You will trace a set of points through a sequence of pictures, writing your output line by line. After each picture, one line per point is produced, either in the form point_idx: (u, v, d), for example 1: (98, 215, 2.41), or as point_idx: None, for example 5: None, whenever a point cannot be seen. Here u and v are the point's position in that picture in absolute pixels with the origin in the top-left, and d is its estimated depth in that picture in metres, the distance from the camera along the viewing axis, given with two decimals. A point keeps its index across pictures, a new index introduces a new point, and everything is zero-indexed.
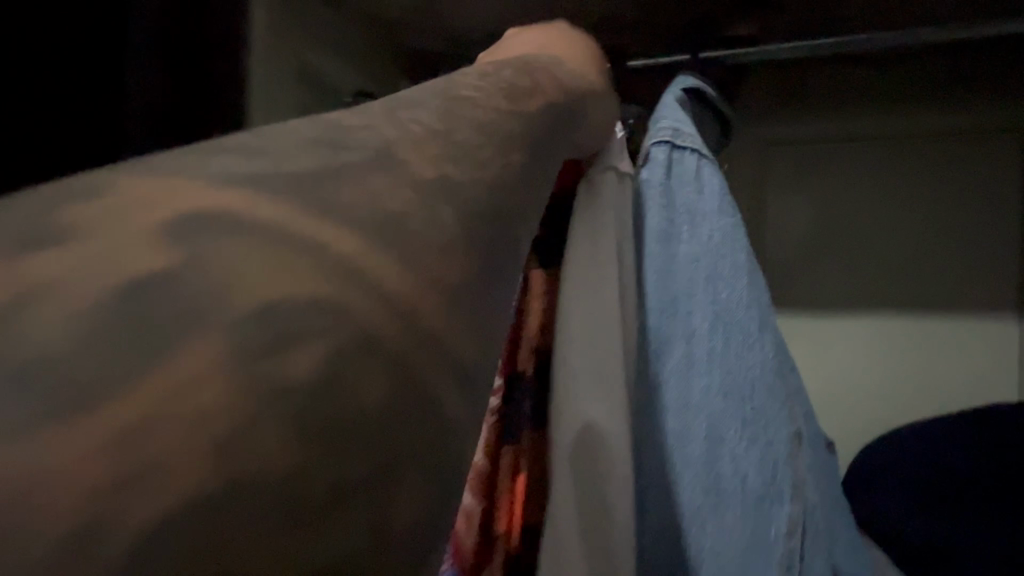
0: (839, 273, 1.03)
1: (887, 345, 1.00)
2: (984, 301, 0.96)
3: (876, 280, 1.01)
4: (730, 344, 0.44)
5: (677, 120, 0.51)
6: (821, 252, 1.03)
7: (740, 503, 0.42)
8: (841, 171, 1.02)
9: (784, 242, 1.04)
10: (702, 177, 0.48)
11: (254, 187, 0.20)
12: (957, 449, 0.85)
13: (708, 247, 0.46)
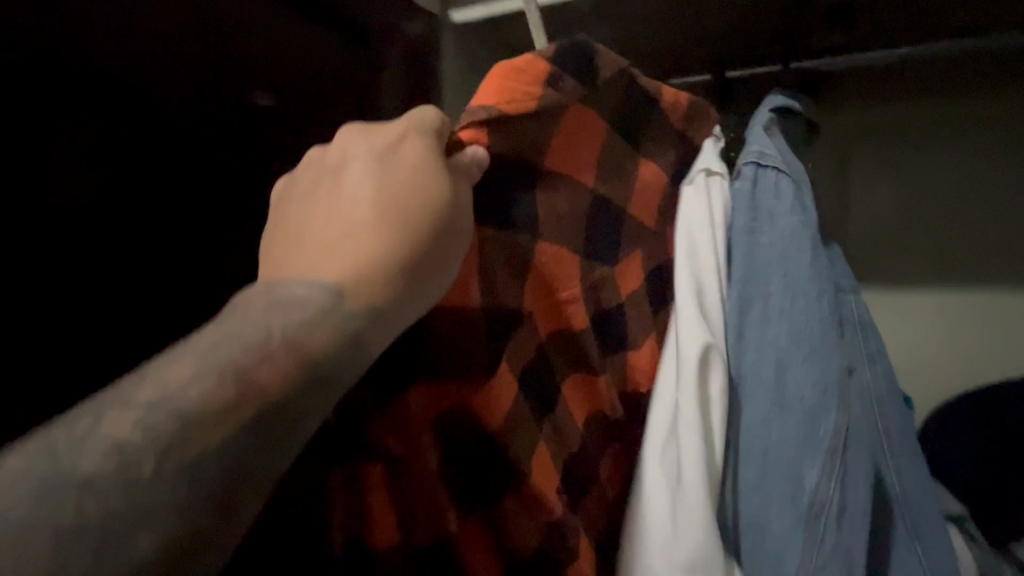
0: (915, 273, 0.95)
1: (965, 316, 0.92)
2: None
3: (947, 268, 0.93)
4: (796, 307, 0.55)
5: (762, 142, 0.61)
6: (896, 245, 0.95)
7: (796, 410, 0.53)
8: (907, 153, 0.93)
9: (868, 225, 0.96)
10: (781, 189, 0.59)
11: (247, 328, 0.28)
12: None
13: (785, 235, 0.57)
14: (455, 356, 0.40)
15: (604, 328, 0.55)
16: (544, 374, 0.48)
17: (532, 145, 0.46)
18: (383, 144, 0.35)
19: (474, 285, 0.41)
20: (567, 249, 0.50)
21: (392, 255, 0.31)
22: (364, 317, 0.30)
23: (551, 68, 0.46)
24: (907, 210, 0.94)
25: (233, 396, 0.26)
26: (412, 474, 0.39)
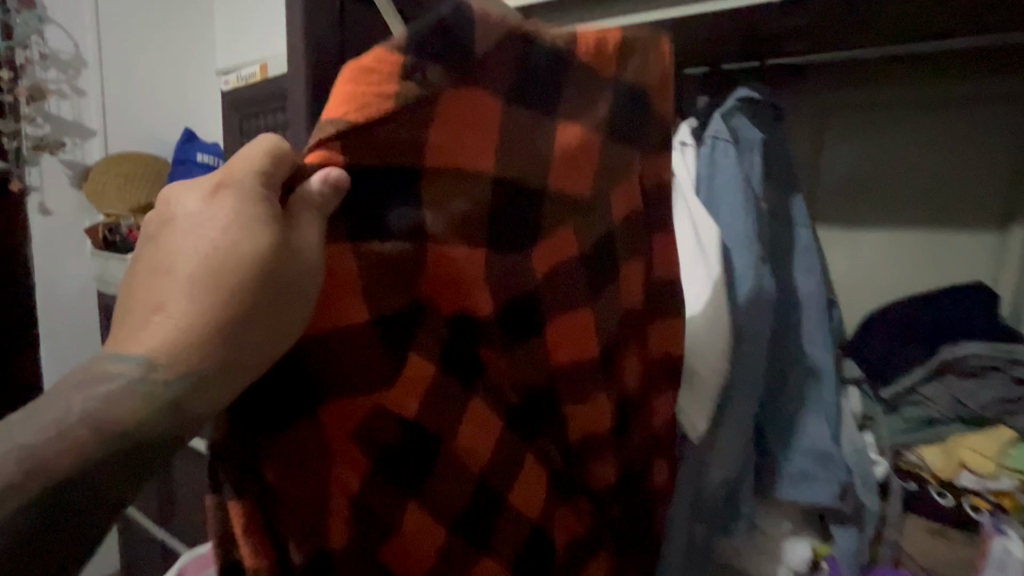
0: (886, 221, 0.94)
1: (909, 247, 0.93)
2: (988, 213, 0.87)
3: (929, 208, 0.91)
4: (730, 202, 0.69)
5: (717, 125, 0.73)
6: (862, 201, 0.95)
7: (729, 276, 0.69)
8: (874, 109, 0.92)
9: (840, 174, 0.96)
10: (720, 152, 0.71)
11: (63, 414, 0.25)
12: (955, 311, 0.81)
13: (721, 162, 0.71)
14: (345, 364, 0.37)
15: (517, 314, 0.47)
16: (454, 352, 0.43)
17: (400, 145, 0.38)
18: (198, 204, 0.31)
19: (354, 299, 0.37)
20: (472, 243, 0.43)
21: (222, 325, 0.29)
22: (187, 381, 0.28)
23: (404, 59, 0.38)
24: (877, 161, 0.93)
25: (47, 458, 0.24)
26: (314, 461, 0.36)
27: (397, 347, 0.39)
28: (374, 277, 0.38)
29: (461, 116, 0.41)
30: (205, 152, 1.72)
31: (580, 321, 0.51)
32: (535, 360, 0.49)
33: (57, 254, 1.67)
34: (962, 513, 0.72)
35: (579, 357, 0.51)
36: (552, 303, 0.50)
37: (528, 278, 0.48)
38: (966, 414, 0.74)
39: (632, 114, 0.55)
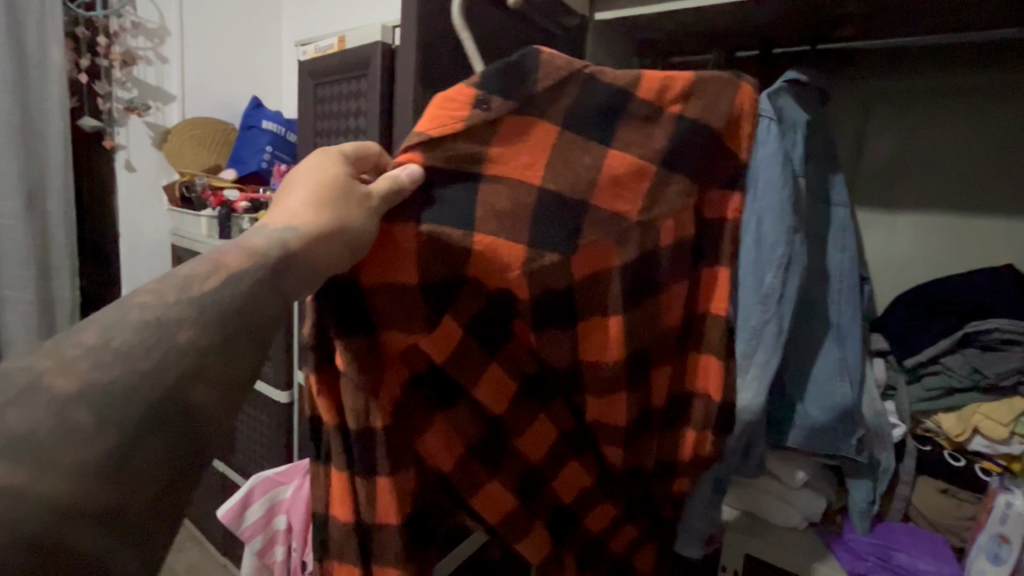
0: (924, 206, 0.98)
1: (945, 231, 0.96)
2: None
3: (962, 194, 0.94)
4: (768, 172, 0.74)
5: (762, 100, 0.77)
6: (902, 185, 0.99)
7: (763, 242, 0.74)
8: (920, 96, 0.96)
9: (884, 160, 1.00)
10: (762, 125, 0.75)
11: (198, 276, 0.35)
12: (981, 290, 0.84)
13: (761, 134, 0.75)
14: (397, 314, 0.52)
15: (550, 308, 0.57)
16: (485, 316, 0.57)
17: (460, 158, 0.51)
18: (318, 161, 0.48)
19: (405, 266, 0.50)
20: (515, 243, 0.53)
21: (322, 216, 0.44)
22: (298, 237, 0.42)
23: (478, 93, 0.50)
24: (911, 148, 0.97)
25: (213, 268, 0.36)
26: (367, 375, 0.53)
27: (437, 310, 0.54)
28: (429, 257, 0.51)
29: (519, 139, 0.52)
30: (269, 118, 1.82)
31: (610, 325, 0.59)
32: (564, 349, 0.59)
33: (139, 208, 1.83)
34: (971, 474, 0.79)
35: (606, 357, 0.60)
36: (588, 301, 0.58)
37: (563, 282, 0.56)
38: (983, 382, 0.79)
39: (688, 144, 0.60)
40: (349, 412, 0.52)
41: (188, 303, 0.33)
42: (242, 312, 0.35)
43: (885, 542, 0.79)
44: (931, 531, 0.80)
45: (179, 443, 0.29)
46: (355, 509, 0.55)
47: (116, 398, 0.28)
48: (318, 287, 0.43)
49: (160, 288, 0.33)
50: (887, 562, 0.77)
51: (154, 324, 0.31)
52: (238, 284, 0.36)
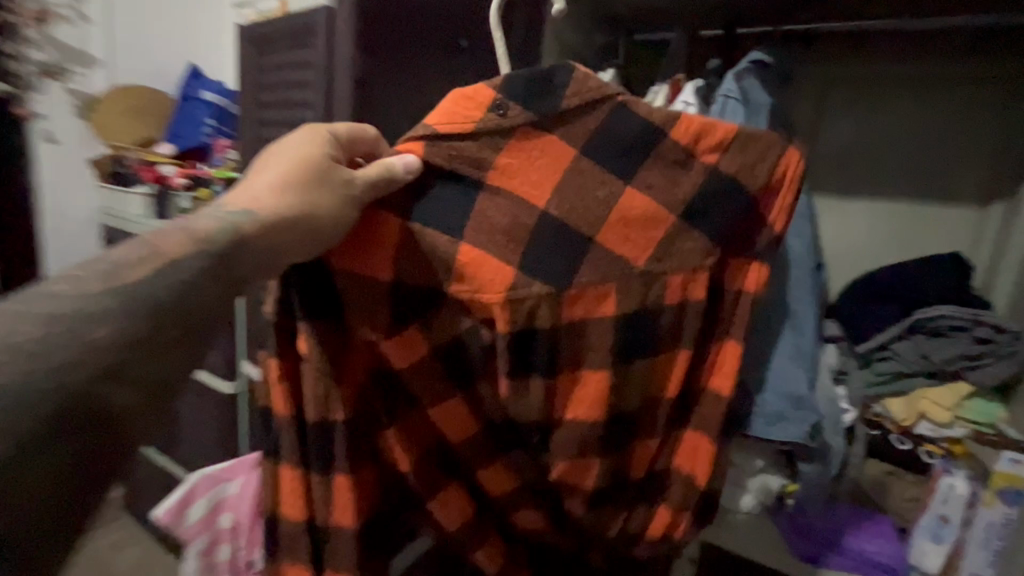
0: (877, 191, 0.99)
1: (894, 217, 0.98)
2: (969, 191, 0.92)
3: (908, 183, 0.96)
4: None
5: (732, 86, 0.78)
6: (856, 171, 0.99)
7: None
8: (873, 83, 0.96)
9: (838, 145, 1.00)
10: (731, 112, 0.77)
11: (144, 254, 0.40)
12: (922, 276, 0.88)
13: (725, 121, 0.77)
14: (365, 310, 0.54)
15: (525, 350, 0.55)
16: (455, 345, 0.58)
17: (468, 157, 0.52)
18: (297, 141, 0.50)
19: (382, 263, 0.53)
20: (503, 263, 0.53)
21: (284, 203, 0.47)
22: (251, 223, 0.45)
23: (498, 95, 0.51)
24: (863, 136, 0.97)
25: (142, 259, 0.40)
26: (337, 362, 0.56)
27: (404, 319, 0.56)
28: (401, 264, 0.53)
29: (529, 152, 0.53)
30: (210, 89, 1.68)
31: (592, 379, 0.57)
32: (538, 401, 0.57)
33: (65, 184, 1.68)
34: (916, 457, 0.81)
35: (586, 416, 0.58)
36: (568, 350, 0.57)
37: (543, 325, 0.55)
38: (927, 369, 0.81)
39: (714, 202, 0.58)
40: (311, 403, 0.56)
41: (112, 295, 0.37)
42: (165, 312, 0.39)
43: (834, 526, 0.81)
44: (877, 513, 0.82)
45: (90, 420, 0.35)
46: (305, 496, 0.58)
47: (41, 381, 0.33)
48: (267, 271, 0.47)
49: (98, 272, 0.38)
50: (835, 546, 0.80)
51: (73, 317, 0.36)
52: (165, 278, 0.40)
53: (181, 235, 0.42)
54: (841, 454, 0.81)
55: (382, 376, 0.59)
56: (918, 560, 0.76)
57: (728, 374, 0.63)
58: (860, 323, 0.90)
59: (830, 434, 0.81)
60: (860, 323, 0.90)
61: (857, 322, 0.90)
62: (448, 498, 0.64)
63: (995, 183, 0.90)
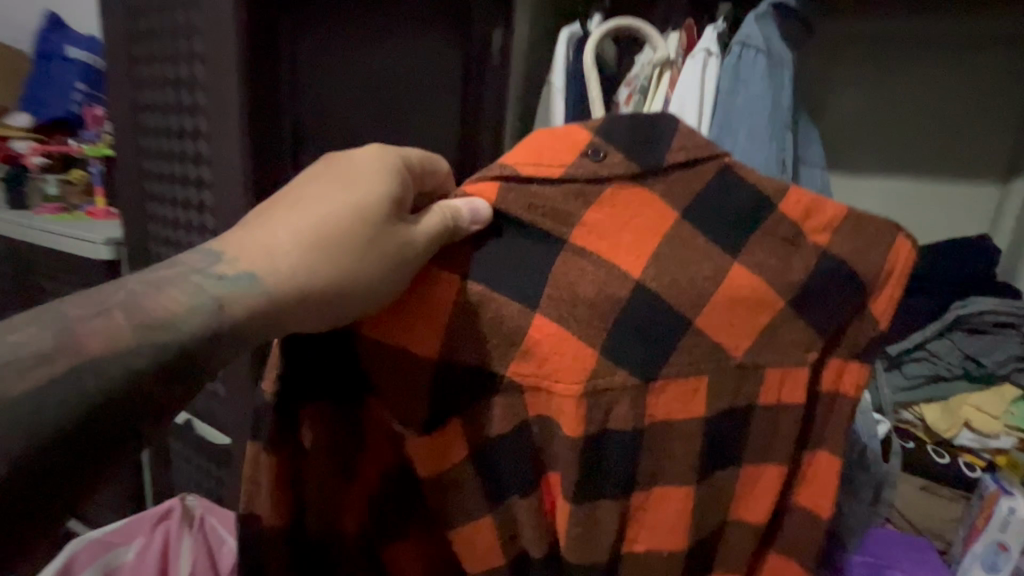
0: (889, 165, 0.87)
1: (907, 196, 0.87)
2: (989, 164, 0.83)
3: (930, 162, 0.85)
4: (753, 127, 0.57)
5: (749, 29, 0.57)
6: (866, 145, 0.87)
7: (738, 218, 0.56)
8: (902, 45, 0.82)
9: (848, 115, 0.86)
10: (749, 65, 0.57)
11: (74, 347, 0.25)
12: (949, 262, 0.78)
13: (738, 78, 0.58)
14: (398, 396, 0.40)
15: (594, 468, 0.42)
16: (499, 462, 0.42)
17: (549, 214, 0.40)
18: (351, 166, 0.36)
19: (425, 339, 0.40)
20: (582, 346, 0.40)
21: (320, 267, 0.33)
22: (250, 299, 0.31)
23: (593, 138, 0.40)
24: (879, 103, 0.84)
25: (48, 354, 0.25)
26: (349, 457, 0.42)
27: (444, 411, 0.41)
28: (451, 339, 0.40)
29: (613, 217, 0.40)
30: (81, 47, 1.30)
31: (669, 498, 0.43)
32: (607, 533, 0.42)
33: None
34: (957, 471, 0.71)
35: (658, 547, 0.44)
36: (646, 459, 0.43)
37: (619, 427, 0.41)
38: (972, 372, 0.71)
39: (824, 293, 0.43)
40: (313, 514, 0.42)
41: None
42: (78, 432, 0.24)
43: (877, 559, 0.68)
44: (916, 536, 0.72)
45: None
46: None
47: None
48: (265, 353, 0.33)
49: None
50: None
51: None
52: (87, 383, 0.25)
53: (147, 312, 0.28)
54: (880, 473, 0.69)
55: (403, 477, 0.44)
56: None
57: (823, 495, 0.46)
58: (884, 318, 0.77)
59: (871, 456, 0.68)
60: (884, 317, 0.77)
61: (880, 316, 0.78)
62: None
63: (1016, 155, 0.81)
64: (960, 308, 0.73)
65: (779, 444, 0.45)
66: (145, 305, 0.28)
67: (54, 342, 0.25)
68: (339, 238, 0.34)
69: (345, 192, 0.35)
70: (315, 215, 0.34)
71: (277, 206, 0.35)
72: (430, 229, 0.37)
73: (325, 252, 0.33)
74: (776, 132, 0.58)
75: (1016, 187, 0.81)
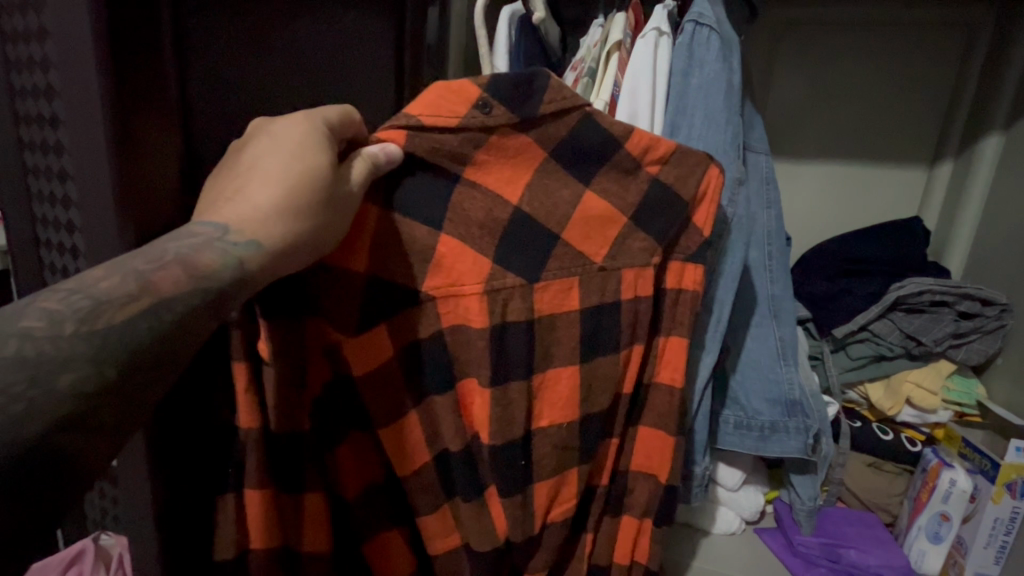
0: (830, 150, 0.88)
1: (848, 179, 0.88)
2: (916, 147, 0.86)
3: (865, 143, 0.87)
4: (708, 110, 0.55)
5: (702, 6, 0.55)
6: (807, 130, 0.87)
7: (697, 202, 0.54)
8: (836, 27, 0.82)
9: (788, 101, 0.86)
10: (703, 44, 0.55)
11: (153, 290, 0.23)
12: (881, 245, 0.80)
13: (690, 59, 0.55)
14: (336, 296, 0.35)
15: (500, 359, 0.39)
16: (427, 366, 0.38)
17: (449, 164, 0.36)
18: (295, 118, 0.31)
19: (358, 234, 0.34)
20: (477, 253, 0.38)
21: (306, 223, 0.29)
22: (270, 258, 0.27)
23: (481, 92, 0.35)
24: (820, 91, 0.85)
25: (134, 296, 0.22)
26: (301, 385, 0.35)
27: (378, 313, 0.36)
28: (383, 239, 0.35)
29: (506, 165, 0.37)
30: None
31: (562, 375, 0.41)
32: (521, 413, 0.40)
33: None
34: (902, 445, 0.74)
35: (559, 420, 0.41)
36: (538, 352, 0.40)
37: (513, 321, 0.39)
38: (911, 349, 0.73)
39: (660, 206, 0.41)
40: (274, 418, 0.34)
41: (92, 337, 0.21)
42: (151, 364, 0.22)
43: (834, 539, 0.69)
44: (865, 512, 0.74)
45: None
46: (276, 532, 0.36)
47: None
48: None
49: (60, 291, 0.21)
50: (839, 564, 0.67)
51: (34, 360, 0.19)
52: (177, 318, 0.23)
53: (203, 262, 0.24)
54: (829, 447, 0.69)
55: (342, 390, 0.38)
56: (918, 563, 0.69)
57: (676, 367, 0.44)
58: (827, 299, 0.79)
59: (821, 439, 0.68)
60: (826, 298, 0.79)
61: (823, 297, 0.79)
62: (390, 537, 0.41)
63: (940, 139, 0.85)
64: (898, 288, 0.75)
65: (639, 330, 0.43)
66: (194, 253, 0.25)
67: (136, 289, 0.22)
68: (323, 192, 0.30)
69: (304, 143, 0.30)
70: (278, 173, 0.28)
71: (235, 170, 0.29)
72: (358, 157, 0.32)
73: (310, 204, 0.29)
74: (731, 114, 0.56)
75: (942, 169, 0.85)
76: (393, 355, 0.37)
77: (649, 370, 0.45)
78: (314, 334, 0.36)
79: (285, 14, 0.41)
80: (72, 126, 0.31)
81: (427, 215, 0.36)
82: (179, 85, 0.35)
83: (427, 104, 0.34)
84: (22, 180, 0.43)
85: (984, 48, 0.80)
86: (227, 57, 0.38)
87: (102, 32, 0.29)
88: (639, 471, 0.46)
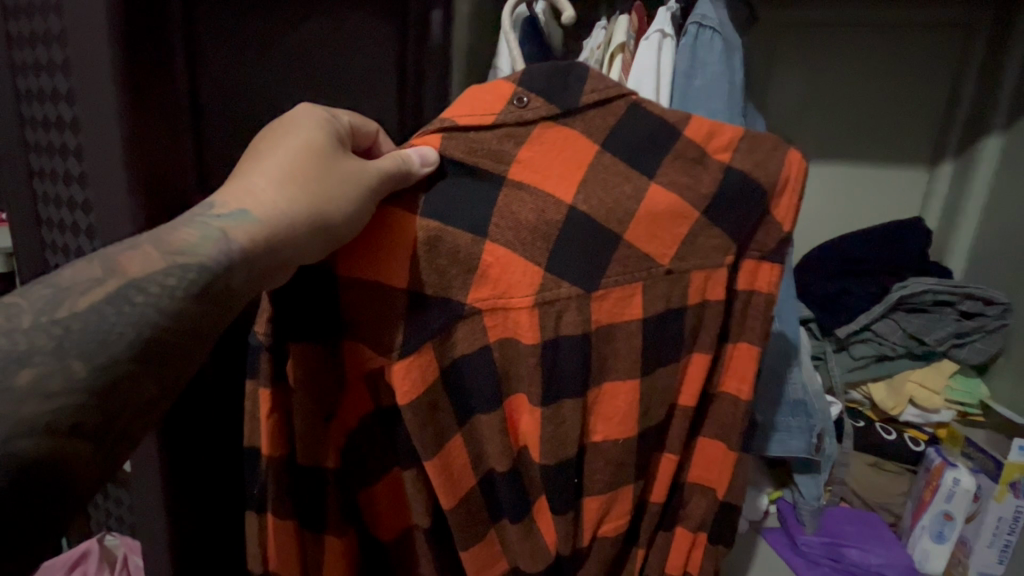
0: (832, 151, 0.88)
1: (849, 179, 0.88)
2: (918, 147, 0.86)
3: (865, 143, 0.87)
4: (712, 110, 0.55)
5: (706, 7, 0.56)
6: (808, 131, 0.87)
7: None
8: (836, 28, 0.83)
9: (790, 102, 0.86)
10: (707, 45, 0.55)
11: (121, 269, 0.23)
12: (880, 245, 0.80)
13: (694, 59, 0.56)
14: (371, 324, 0.35)
15: (553, 373, 0.39)
16: (467, 386, 0.39)
17: (491, 160, 0.36)
18: (294, 110, 0.31)
19: (401, 263, 0.35)
20: (528, 262, 0.37)
21: (296, 197, 0.28)
22: (249, 226, 0.26)
23: (515, 87, 0.36)
24: (821, 92, 0.85)
25: (100, 279, 0.22)
26: (327, 402, 0.36)
27: (413, 336, 0.35)
28: (422, 261, 0.35)
29: (554, 161, 0.37)
30: None
31: (619, 390, 0.41)
32: (575, 429, 0.40)
33: None
34: (903, 445, 0.74)
35: (613, 436, 0.42)
36: (594, 362, 0.40)
37: (569, 334, 0.38)
38: (915, 348, 0.74)
39: (733, 200, 0.40)
40: (301, 449, 0.36)
41: (54, 328, 0.21)
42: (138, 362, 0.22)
43: (836, 538, 0.69)
44: (868, 512, 0.74)
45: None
46: (296, 553, 0.37)
47: None
48: (276, 281, 0.29)
49: (42, 281, 0.22)
50: (841, 564, 0.67)
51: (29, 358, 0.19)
52: (148, 300, 0.23)
53: (175, 240, 0.25)
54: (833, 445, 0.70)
55: (385, 421, 0.38)
56: (921, 562, 0.69)
57: (745, 377, 0.43)
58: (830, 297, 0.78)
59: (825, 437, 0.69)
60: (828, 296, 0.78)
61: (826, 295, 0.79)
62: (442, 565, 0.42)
63: (943, 138, 0.85)
64: (901, 287, 0.75)
65: (703, 336, 0.42)
66: (170, 233, 0.25)
67: (102, 267, 0.23)
68: (312, 171, 0.29)
69: (297, 130, 0.30)
70: (268, 157, 0.29)
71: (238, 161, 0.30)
72: (388, 161, 0.32)
73: (300, 182, 0.29)
74: (733, 114, 0.56)
75: (943, 169, 0.85)
76: (442, 380, 0.37)
77: (715, 379, 0.45)
78: (352, 357, 0.36)
79: (291, 15, 0.41)
80: (89, 134, 0.32)
81: (464, 219, 0.36)
82: (189, 89, 0.35)
83: (466, 104, 0.36)
84: (30, 184, 0.43)
85: (984, 48, 0.80)
86: (236, 61, 0.38)
87: (113, 42, 0.30)
88: (698, 483, 0.46)
